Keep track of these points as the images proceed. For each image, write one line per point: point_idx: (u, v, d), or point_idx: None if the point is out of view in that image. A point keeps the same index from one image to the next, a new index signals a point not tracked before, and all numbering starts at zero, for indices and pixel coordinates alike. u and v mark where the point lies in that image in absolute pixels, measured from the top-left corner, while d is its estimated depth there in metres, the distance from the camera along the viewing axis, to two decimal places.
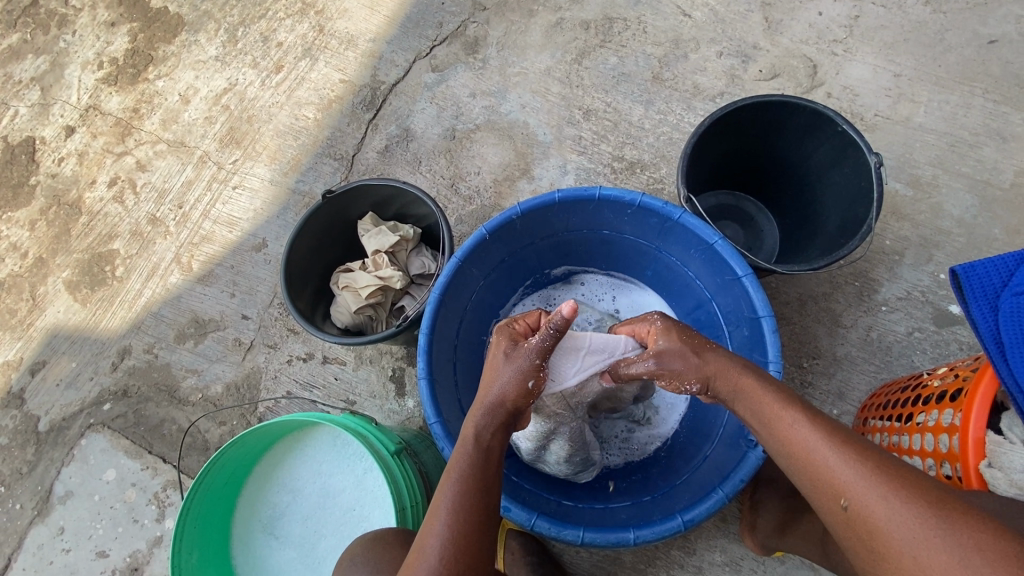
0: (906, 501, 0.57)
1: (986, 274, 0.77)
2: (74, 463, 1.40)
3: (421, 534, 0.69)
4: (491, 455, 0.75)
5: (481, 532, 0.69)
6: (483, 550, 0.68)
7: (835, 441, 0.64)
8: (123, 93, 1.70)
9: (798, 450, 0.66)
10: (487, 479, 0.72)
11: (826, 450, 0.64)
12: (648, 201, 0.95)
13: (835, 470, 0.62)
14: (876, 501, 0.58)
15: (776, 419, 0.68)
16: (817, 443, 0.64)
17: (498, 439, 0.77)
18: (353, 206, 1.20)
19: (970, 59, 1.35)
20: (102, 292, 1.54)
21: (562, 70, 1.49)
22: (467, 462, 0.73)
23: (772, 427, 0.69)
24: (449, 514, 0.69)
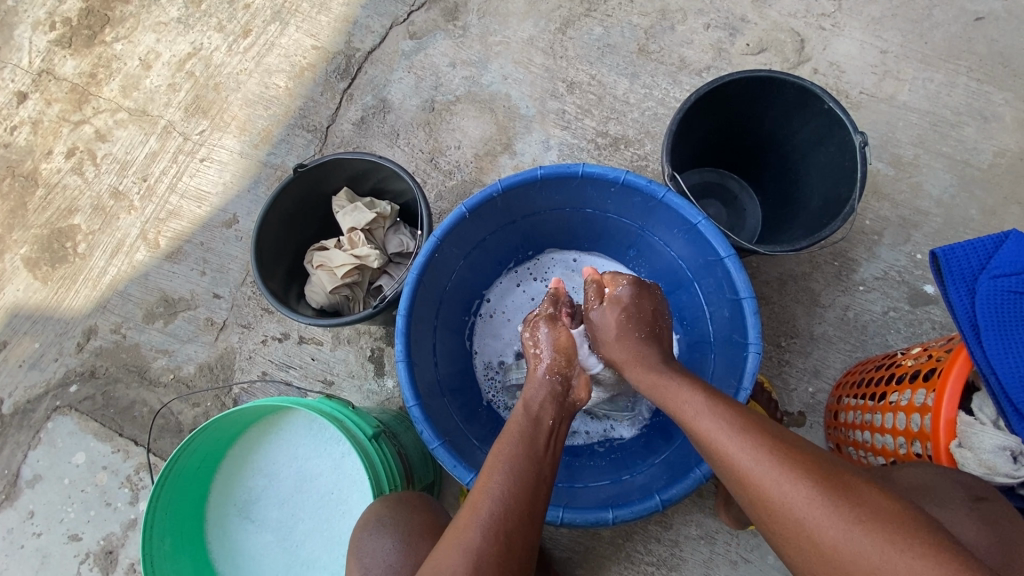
0: (817, 491, 0.61)
1: (966, 256, 0.78)
2: (41, 447, 1.36)
3: (477, 488, 0.70)
4: (541, 426, 0.78)
5: (534, 504, 0.69)
6: (536, 520, 0.68)
7: (733, 428, 0.68)
8: (79, 57, 1.59)
9: (708, 437, 0.69)
10: (541, 449, 0.75)
11: (723, 433, 0.68)
12: (632, 179, 0.93)
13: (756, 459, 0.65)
14: (782, 484, 0.62)
15: (690, 418, 0.71)
16: (720, 430, 0.68)
17: (551, 414, 0.81)
18: (327, 180, 1.16)
19: (957, 36, 1.33)
20: (64, 270, 1.47)
21: (546, 40, 1.44)
22: (523, 429, 0.77)
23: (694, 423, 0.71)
24: (504, 473, 0.70)
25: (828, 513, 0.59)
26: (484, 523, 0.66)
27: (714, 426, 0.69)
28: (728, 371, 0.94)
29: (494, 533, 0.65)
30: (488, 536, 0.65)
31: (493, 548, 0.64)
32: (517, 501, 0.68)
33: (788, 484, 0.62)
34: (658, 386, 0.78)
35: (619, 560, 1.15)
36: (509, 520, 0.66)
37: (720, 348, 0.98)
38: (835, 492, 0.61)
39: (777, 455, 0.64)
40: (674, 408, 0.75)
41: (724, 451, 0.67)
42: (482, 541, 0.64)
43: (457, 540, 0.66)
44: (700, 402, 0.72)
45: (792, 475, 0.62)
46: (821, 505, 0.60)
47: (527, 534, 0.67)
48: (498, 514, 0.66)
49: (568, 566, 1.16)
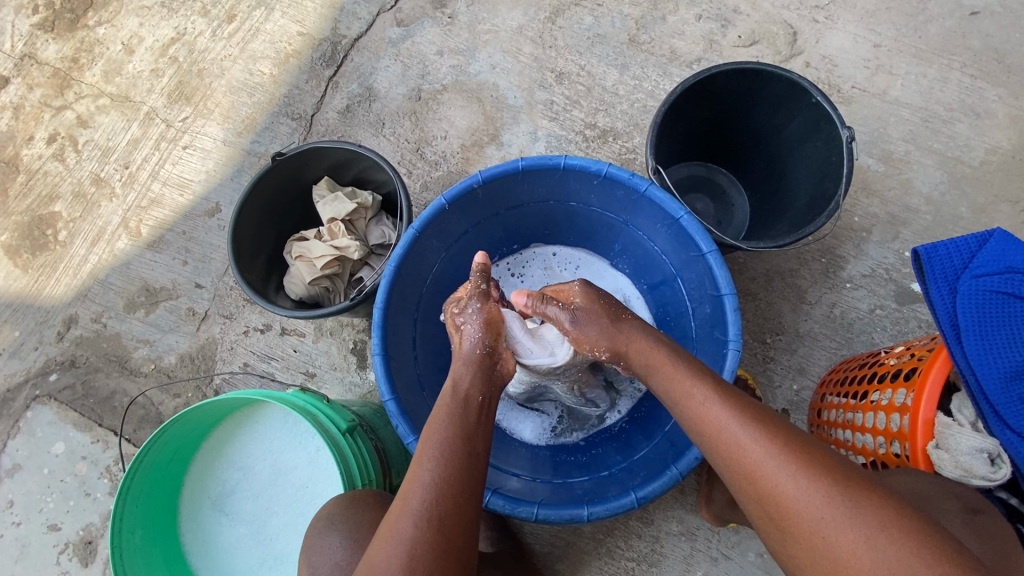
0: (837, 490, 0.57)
1: (948, 255, 0.76)
2: (21, 436, 1.35)
3: (408, 480, 0.67)
4: (477, 416, 0.74)
5: (468, 490, 0.66)
6: (471, 508, 0.66)
7: (746, 416, 0.65)
8: (61, 41, 1.56)
9: (712, 429, 0.66)
10: (478, 441, 0.71)
11: (726, 410, 0.66)
12: (614, 171, 0.91)
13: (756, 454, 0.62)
14: (801, 484, 0.59)
15: (686, 397, 0.69)
16: (732, 423, 0.64)
17: (481, 389, 0.77)
18: (308, 169, 1.14)
19: (951, 31, 1.31)
20: (45, 257, 1.45)
21: (535, 29, 1.41)
22: (453, 410, 0.74)
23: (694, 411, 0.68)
24: (437, 461, 0.67)
25: (831, 505, 0.57)
26: (415, 513, 0.63)
27: (723, 412, 0.66)
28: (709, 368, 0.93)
29: (427, 520, 0.63)
30: (420, 525, 0.62)
31: (426, 537, 0.62)
32: (445, 493, 0.65)
33: (799, 473, 0.59)
34: (665, 374, 0.73)
35: (599, 555, 1.15)
36: (439, 507, 0.64)
37: (701, 345, 0.97)
38: (841, 484, 0.58)
39: (790, 448, 0.61)
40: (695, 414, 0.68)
41: (729, 447, 0.64)
42: (414, 530, 0.62)
43: (389, 530, 0.63)
44: (708, 389, 0.68)
45: (804, 468, 0.59)
46: (829, 499, 0.57)
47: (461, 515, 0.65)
48: (428, 505, 0.64)
49: (548, 560, 1.15)
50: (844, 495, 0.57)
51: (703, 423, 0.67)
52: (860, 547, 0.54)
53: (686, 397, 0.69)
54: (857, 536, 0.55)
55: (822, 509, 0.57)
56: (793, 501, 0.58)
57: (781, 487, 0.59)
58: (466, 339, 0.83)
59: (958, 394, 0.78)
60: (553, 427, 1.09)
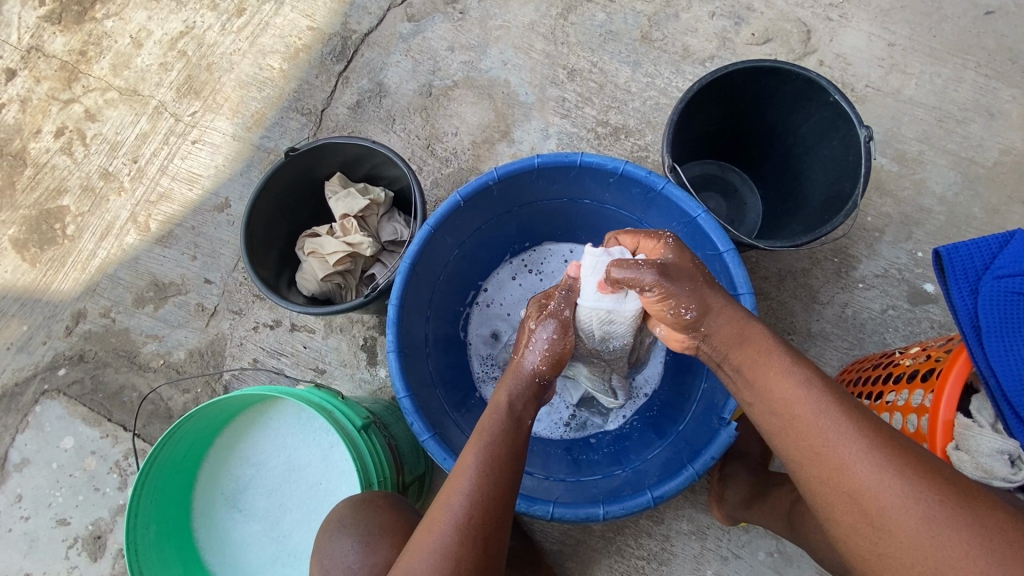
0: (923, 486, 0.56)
1: (969, 256, 0.76)
2: (29, 431, 1.35)
3: (446, 489, 0.67)
4: (522, 423, 0.74)
5: (508, 497, 0.67)
6: (506, 524, 0.66)
7: (843, 411, 0.61)
8: (68, 34, 1.55)
9: (803, 418, 0.63)
10: (519, 450, 0.71)
11: (820, 403, 0.62)
12: (631, 169, 0.91)
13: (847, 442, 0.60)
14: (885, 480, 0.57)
15: (778, 378, 0.66)
16: (827, 415, 0.62)
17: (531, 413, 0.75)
18: (320, 165, 1.13)
19: (966, 30, 1.31)
20: (52, 252, 1.44)
21: (547, 25, 1.40)
22: (502, 427, 0.72)
23: (777, 388, 0.66)
24: (478, 473, 0.67)
25: (917, 504, 0.56)
26: (456, 524, 0.64)
27: (816, 404, 0.63)
28: None
29: (467, 532, 0.63)
30: (462, 537, 0.63)
31: (467, 549, 0.63)
32: (485, 504, 0.65)
33: (893, 472, 0.57)
34: (749, 358, 0.69)
35: (610, 554, 1.15)
36: (480, 521, 0.64)
37: None
38: (934, 485, 0.56)
39: (885, 447, 0.59)
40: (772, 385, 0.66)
41: (820, 439, 0.61)
42: (455, 540, 0.63)
43: (427, 537, 0.64)
44: (802, 377, 0.65)
45: (898, 469, 0.57)
46: (914, 497, 0.56)
47: (498, 537, 0.65)
48: (471, 517, 0.64)
49: (559, 558, 1.15)
50: (935, 495, 0.56)
51: (790, 412, 0.64)
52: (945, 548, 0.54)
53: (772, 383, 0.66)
54: (944, 538, 0.54)
55: (907, 508, 0.56)
56: (881, 497, 0.57)
57: (866, 481, 0.58)
58: (528, 358, 0.78)
59: (978, 395, 0.79)
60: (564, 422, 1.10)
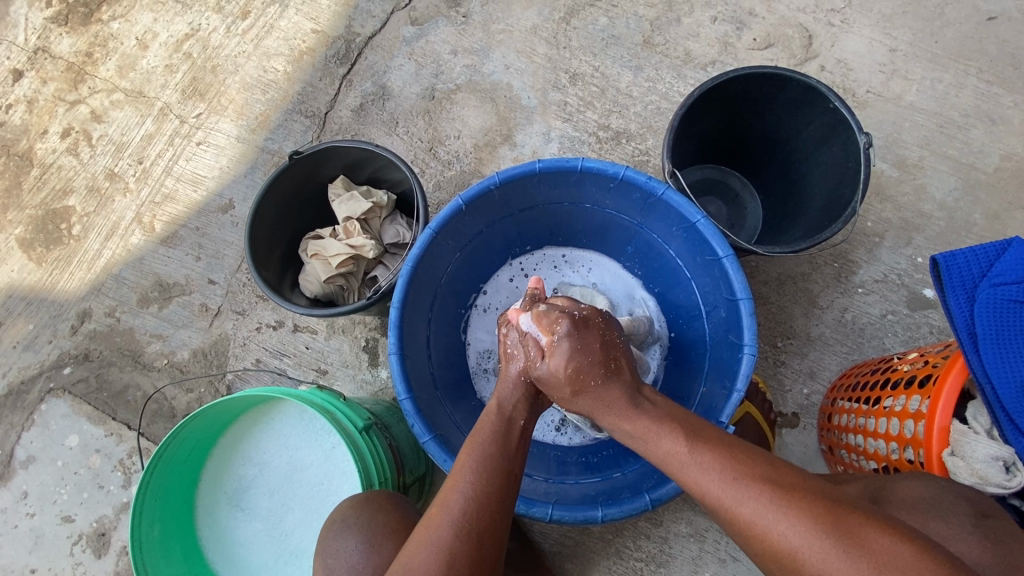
0: (800, 516, 0.59)
1: (967, 263, 0.77)
2: (34, 428, 1.36)
3: (446, 488, 0.68)
4: (514, 429, 0.76)
5: (505, 498, 0.68)
6: (505, 521, 0.67)
7: (701, 454, 0.66)
8: (75, 36, 1.56)
9: (683, 473, 0.66)
10: (511, 449, 0.73)
11: (687, 452, 0.67)
12: (632, 174, 0.92)
13: (718, 487, 0.63)
14: (764, 515, 0.60)
15: (646, 435, 0.70)
16: (691, 460, 0.66)
17: (524, 412, 0.78)
18: (323, 168, 1.14)
19: (967, 36, 1.31)
20: (58, 252, 1.46)
21: (550, 29, 1.41)
22: (497, 428, 0.75)
23: (651, 443, 0.69)
24: (476, 473, 0.68)
25: (798, 534, 0.58)
26: (454, 522, 0.65)
27: (681, 452, 0.67)
28: (723, 372, 0.93)
29: (465, 530, 0.64)
30: (459, 533, 0.64)
31: (462, 546, 0.64)
32: (480, 503, 0.66)
33: (764, 504, 0.60)
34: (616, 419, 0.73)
35: (608, 555, 1.15)
36: (477, 519, 0.65)
37: (715, 347, 0.98)
38: (807, 513, 0.59)
39: (753, 480, 0.62)
40: (625, 427, 0.72)
41: (696, 483, 0.65)
42: (453, 539, 0.64)
43: (425, 535, 0.65)
44: (653, 422, 0.70)
45: (771, 504, 0.60)
46: (800, 530, 0.58)
47: (496, 534, 0.66)
48: (467, 514, 0.65)
49: (558, 559, 1.16)
50: (812, 521, 0.58)
51: (668, 460, 0.68)
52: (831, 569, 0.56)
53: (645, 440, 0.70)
54: (830, 559, 0.56)
55: (795, 541, 0.58)
56: (763, 536, 0.60)
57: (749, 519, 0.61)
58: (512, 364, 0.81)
59: (974, 402, 0.79)
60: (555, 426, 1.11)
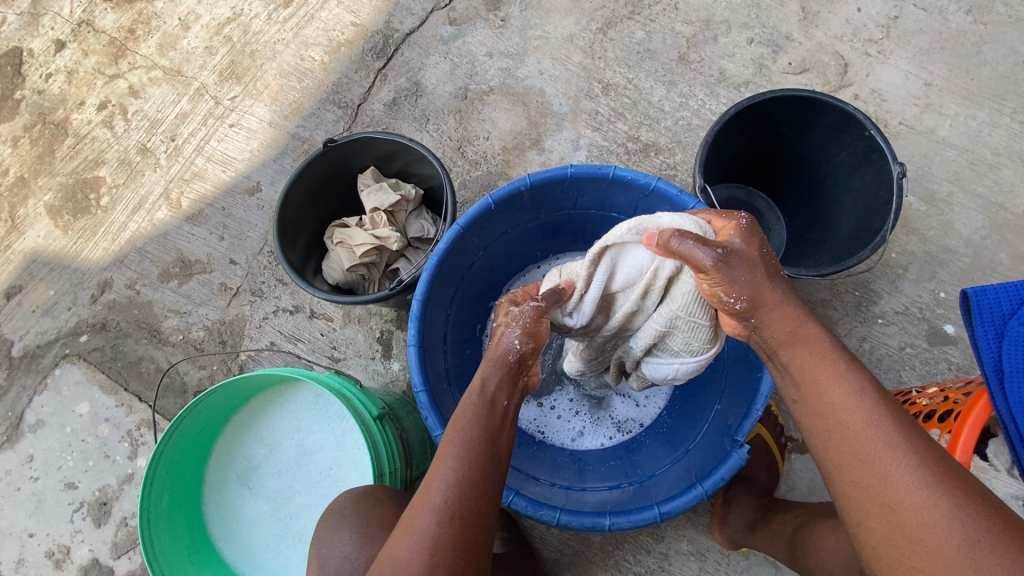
0: (961, 504, 0.53)
1: (997, 300, 0.74)
2: (47, 393, 1.38)
3: (428, 476, 0.66)
4: (505, 417, 0.71)
5: (486, 485, 0.66)
6: (488, 508, 0.65)
7: (869, 399, 0.60)
8: (119, 12, 1.60)
9: (851, 423, 0.60)
10: (498, 439, 0.69)
11: (868, 402, 0.60)
12: (663, 186, 0.92)
13: (889, 446, 0.57)
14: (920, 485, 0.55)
15: (831, 382, 0.63)
16: (848, 396, 0.61)
17: (507, 395, 0.73)
18: (355, 158, 1.16)
19: (1004, 76, 1.31)
20: (85, 221, 1.48)
21: (586, 39, 1.43)
22: (477, 411, 0.70)
23: (828, 390, 0.63)
24: (459, 459, 0.66)
25: (934, 503, 0.54)
26: (436, 511, 0.63)
27: (852, 407, 0.61)
28: (740, 391, 0.93)
29: (448, 518, 0.63)
30: (442, 523, 0.62)
31: (447, 536, 0.62)
32: (454, 491, 0.64)
33: (920, 479, 0.55)
34: (800, 357, 0.67)
35: (607, 567, 1.15)
36: (460, 506, 0.64)
37: (733, 367, 0.97)
38: (965, 499, 0.53)
39: (919, 449, 0.57)
40: (808, 360, 0.66)
41: (861, 432, 0.59)
42: (435, 528, 0.62)
43: (409, 527, 0.63)
44: (859, 380, 0.62)
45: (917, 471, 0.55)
46: (958, 517, 0.53)
47: (479, 519, 0.64)
48: (449, 501, 0.63)
49: (556, 566, 1.16)
50: (963, 504, 0.53)
51: (826, 401, 0.63)
52: (965, 548, 0.52)
53: (825, 382, 0.63)
54: (968, 535, 0.52)
55: (941, 518, 0.53)
56: (901, 494, 0.55)
57: (908, 486, 0.55)
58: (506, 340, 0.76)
59: (994, 439, 0.77)
60: (572, 432, 1.10)
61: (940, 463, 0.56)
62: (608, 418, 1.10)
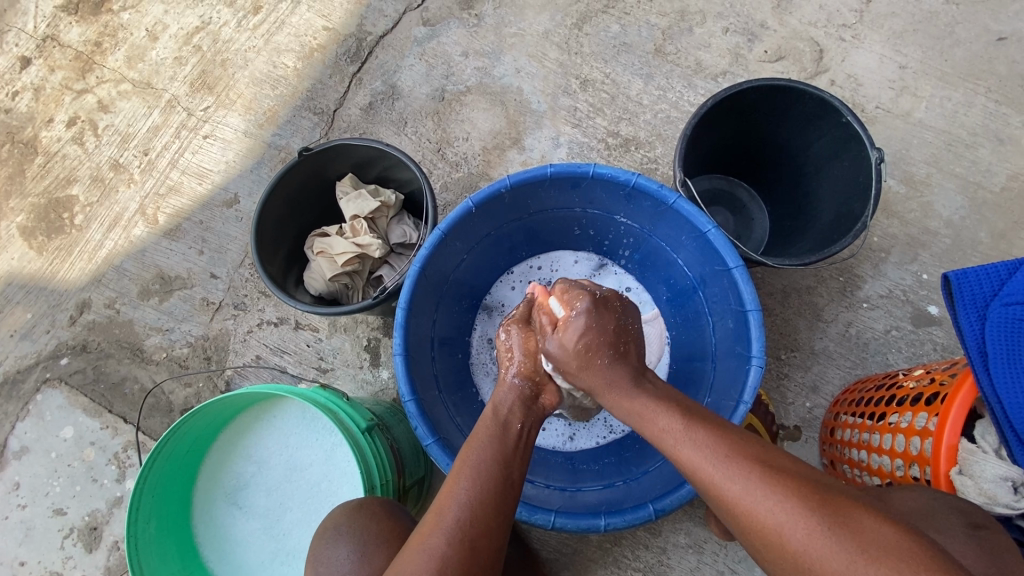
0: (797, 501, 0.58)
1: (979, 282, 0.76)
2: (29, 419, 1.35)
3: (441, 496, 0.67)
4: (509, 433, 0.75)
5: (501, 505, 0.67)
6: (501, 527, 0.65)
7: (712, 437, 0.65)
8: (84, 25, 1.56)
9: (686, 458, 0.65)
10: (510, 456, 0.72)
11: (699, 443, 0.64)
12: (643, 182, 0.91)
13: (711, 467, 0.62)
14: (753, 492, 0.59)
15: (653, 425, 0.69)
16: (688, 438, 0.65)
17: (520, 417, 0.78)
18: (332, 165, 1.14)
19: (977, 56, 1.32)
20: (60, 241, 1.45)
21: (561, 34, 1.41)
22: (492, 434, 0.74)
23: (652, 432, 0.69)
24: (473, 479, 0.67)
25: (795, 520, 0.57)
26: (450, 528, 0.63)
27: (698, 452, 0.64)
28: (729, 382, 0.93)
29: (459, 540, 0.63)
30: (454, 543, 0.62)
31: (458, 556, 0.62)
32: (471, 509, 0.65)
33: (753, 484, 0.60)
34: (619, 402, 0.74)
35: (606, 564, 1.15)
36: (473, 528, 0.64)
37: (721, 360, 0.97)
38: (813, 503, 0.57)
39: (762, 474, 0.60)
40: (625, 406, 0.73)
41: (690, 462, 0.64)
42: (446, 549, 0.62)
43: (421, 544, 0.63)
44: (674, 421, 0.68)
45: (771, 488, 0.59)
46: (801, 519, 0.57)
47: (492, 539, 0.64)
48: (462, 520, 0.64)
49: (555, 567, 1.16)
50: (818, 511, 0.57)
51: (662, 438, 0.68)
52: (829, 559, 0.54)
53: (651, 420, 0.70)
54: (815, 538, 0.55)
55: (791, 524, 0.57)
56: (764, 521, 0.58)
57: (743, 502, 0.60)
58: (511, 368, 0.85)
59: (982, 420, 0.79)
60: (566, 434, 1.09)
61: (762, 470, 0.60)
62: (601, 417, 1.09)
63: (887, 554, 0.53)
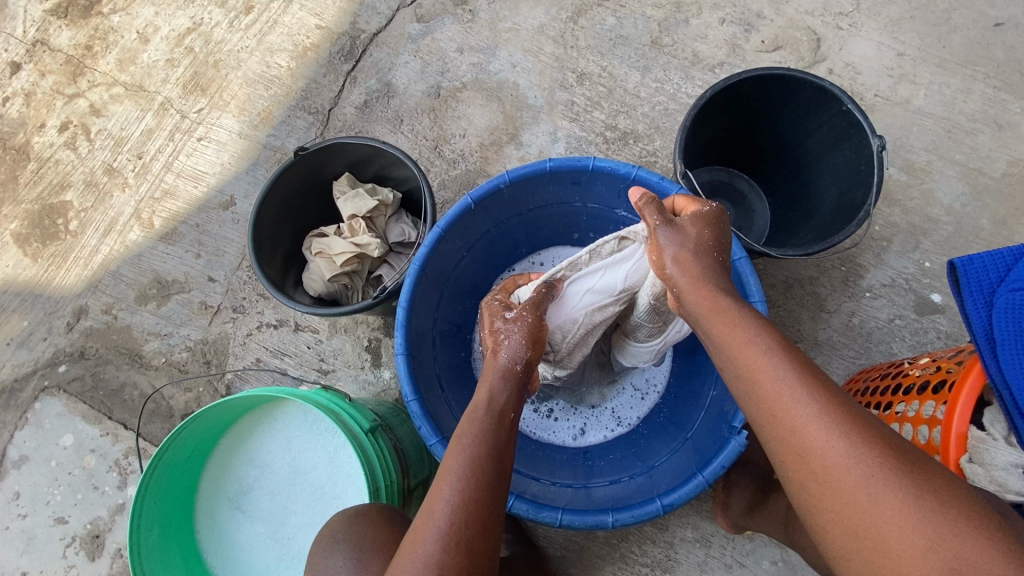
0: (885, 463, 0.53)
1: (984, 268, 0.74)
2: (28, 428, 1.34)
3: (431, 497, 0.64)
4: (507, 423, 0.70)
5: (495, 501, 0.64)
6: (493, 525, 0.63)
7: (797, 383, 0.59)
8: (74, 28, 1.54)
9: (774, 398, 0.59)
10: (503, 453, 0.68)
11: (791, 392, 0.58)
12: (644, 174, 0.90)
13: (802, 417, 0.57)
14: (844, 451, 0.54)
15: (740, 355, 0.63)
16: (778, 386, 0.59)
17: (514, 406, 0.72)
18: (328, 165, 1.13)
19: (975, 42, 1.31)
20: (55, 247, 1.43)
21: (557, 28, 1.40)
22: (488, 425, 0.69)
23: (738, 361, 0.63)
24: (462, 478, 0.64)
25: (877, 480, 0.53)
26: (437, 535, 0.61)
27: (792, 399, 0.58)
28: None
29: (450, 544, 0.60)
30: (445, 547, 0.60)
31: (450, 560, 0.60)
32: (461, 512, 0.62)
33: (843, 442, 0.55)
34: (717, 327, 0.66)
35: (613, 560, 1.14)
36: (464, 529, 0.61)
37: None
38: (901, 467, 0.53)
39: (856, 430, 0.55)
40: (723, 338, 0.65)
41: (780, 404, 0.58)
42: (437, 554, 0.60)
43: (409, 551, 0.61)
44: (764, 350, 0.62)
45: (860, 449, 0.54)
46: (886, 486, 0.52)
47: (486, 539, 0.62)
48: (453, 525, 0.61)
49: (562, 563, 1.15)
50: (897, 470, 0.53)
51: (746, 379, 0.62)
52: (905, 527, 0.51)
53: (740, 350, 0.63)
54: (898, 505, 0.52)
55: (871, 489, 0.53)
56: (848, 483, 0.54)
57: (828, 461, 0.55)
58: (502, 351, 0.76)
59: (990, 408, 0.78)
60: (577, 429, 1.10)
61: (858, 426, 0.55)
62: (608, 411, 1.11)
63: (962, 533, 0.50)
